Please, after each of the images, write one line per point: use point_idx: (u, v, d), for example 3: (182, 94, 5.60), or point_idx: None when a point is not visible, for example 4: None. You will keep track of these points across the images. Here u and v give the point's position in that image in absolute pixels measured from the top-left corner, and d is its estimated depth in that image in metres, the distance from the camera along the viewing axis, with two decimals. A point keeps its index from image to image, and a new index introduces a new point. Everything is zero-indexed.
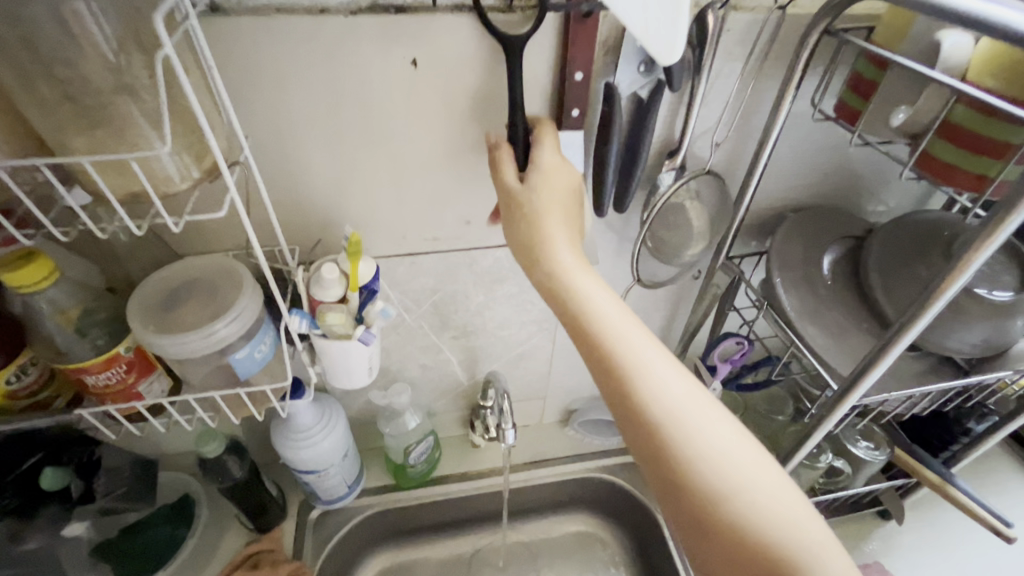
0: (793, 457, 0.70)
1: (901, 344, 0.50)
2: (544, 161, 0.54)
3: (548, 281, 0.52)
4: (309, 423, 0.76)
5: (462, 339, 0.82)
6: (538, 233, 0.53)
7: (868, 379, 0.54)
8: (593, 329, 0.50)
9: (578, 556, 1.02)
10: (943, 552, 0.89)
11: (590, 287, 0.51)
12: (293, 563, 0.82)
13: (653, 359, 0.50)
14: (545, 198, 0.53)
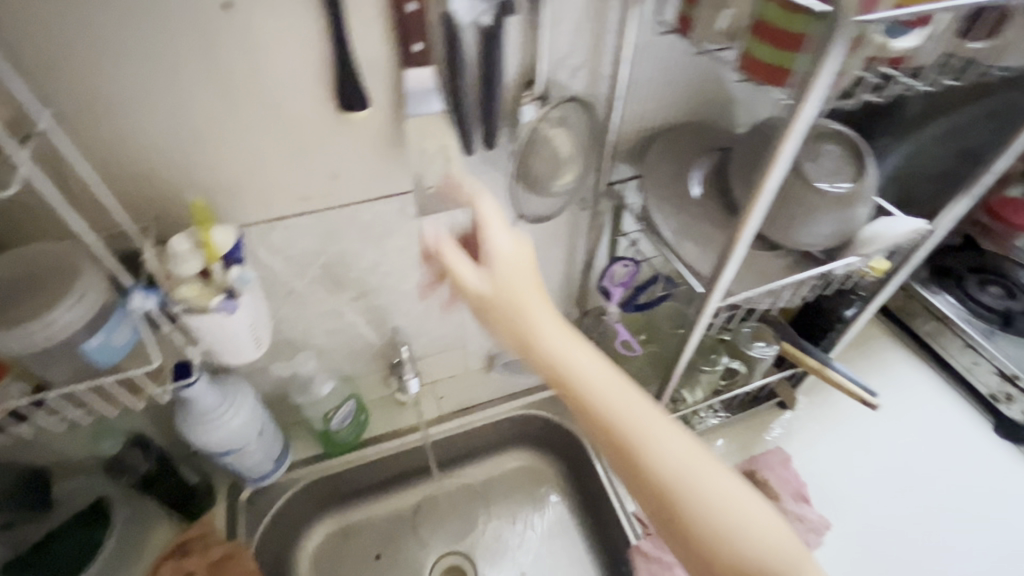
0: (684, 359, 0.76)
1: (751, 226, 0.55)
2: (499, 246, 0.56)
3: (546, 363, 0.52)
4: (214, 405, 0.74)
5: (362, 299, 0.81)
6: (522, 322, 0.53)
7: (730, 266, 0.59)
8: (598, 408, 0.50)
9: (518, 488, 1.06)
10: (833, 427, 1.00)
11: (580, 361, 0.51)
12: (227, 543, 0.82)
13: (653, 421, 0.49)
14: (515, 282, 0.54)
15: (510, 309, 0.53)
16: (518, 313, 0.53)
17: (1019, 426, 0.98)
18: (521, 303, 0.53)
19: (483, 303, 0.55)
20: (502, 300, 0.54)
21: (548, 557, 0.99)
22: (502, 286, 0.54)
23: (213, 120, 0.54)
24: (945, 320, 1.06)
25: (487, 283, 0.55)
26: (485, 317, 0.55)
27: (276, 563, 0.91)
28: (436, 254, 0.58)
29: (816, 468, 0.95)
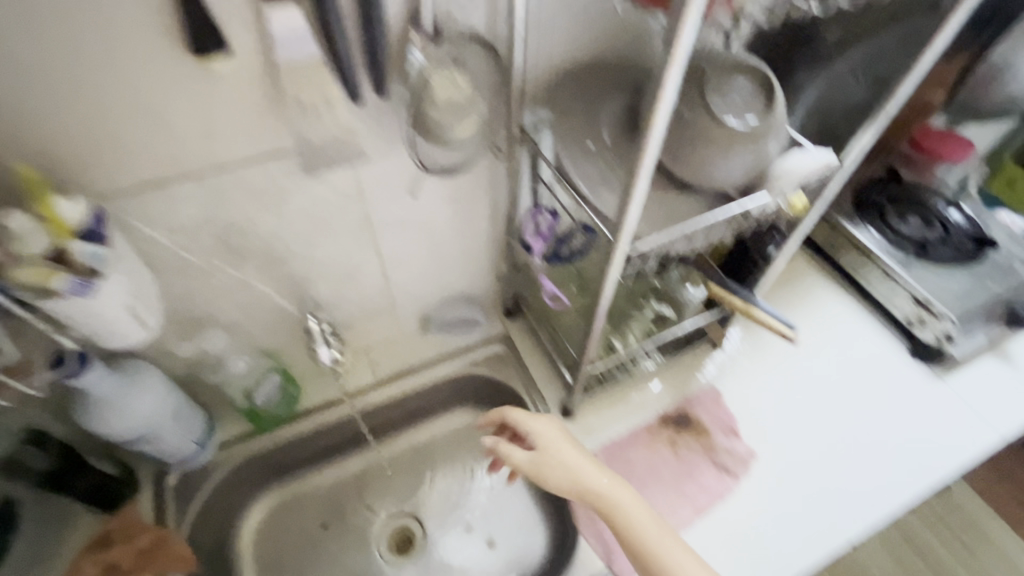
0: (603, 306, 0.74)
1: (647, 162, 0.53)
2: (538, 427, 0.77)
3: (591, 490, 0.72)
4: (114, 391, 0.69)
5: (270, 269, 0.76)
6: (573, 468, 0.73)
7: (633, 208, 0.57)
8: (606, 500, 0.71)
9: (463, 445, 1.06)
10: (760, 361, 1.04)
11: (618, 492, 0.71)
12: (153, 530, 0.79)
13: (673, 553, 0.67)
14: (554, 449, 0.75)
15: (559, 472, 0.73)
16: (562, 465, 0.74)
17: (930, 347, 1.04)
18: (562, 455, 0.74)
19: (547, 466, 0.74)
20: (550, 459, 0.74)
21: (496, 509, 1.00)
22: (548, 448, 0.75)
23: (51, 76, 0.48)
24: (867, 251, 1.09)
25: (531, 461, 0.75)
26: (550, 482, 0.74)
27: (215, 543, 0.90)
28: (492, 448, 0.78)
29: (745, 403, 0.99)
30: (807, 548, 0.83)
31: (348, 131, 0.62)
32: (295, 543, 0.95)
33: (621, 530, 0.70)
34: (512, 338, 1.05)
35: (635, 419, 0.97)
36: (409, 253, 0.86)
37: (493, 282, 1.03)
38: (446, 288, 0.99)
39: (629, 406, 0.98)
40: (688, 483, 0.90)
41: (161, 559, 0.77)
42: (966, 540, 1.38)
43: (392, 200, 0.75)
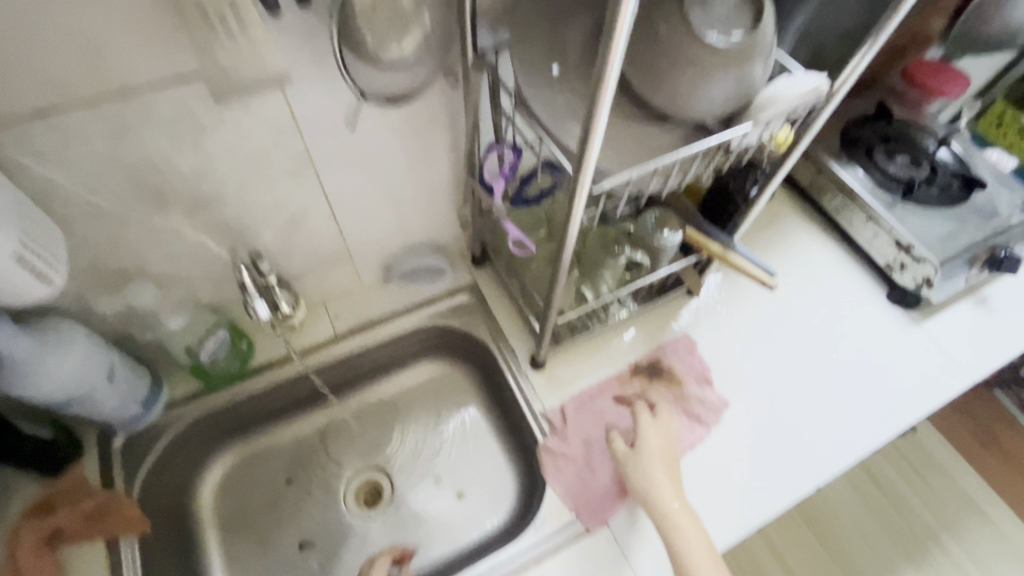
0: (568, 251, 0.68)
1: (610, 75, 0.46)
2: (646, 430, 0.83)
3: (659, 493, 0.76)
4: (29, 353, 0.62)
5: (201, 215, 0.68)
6: (650, 468, 0.78)
7: (596, 135, 0.51)
8: (661, 504, 0.75)
9: (432, 398, 1.03)
10: (737, 308, 1.01)
11: (676, 504, 0.75)
12: (100, 495, 0.75)
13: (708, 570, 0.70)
14: (648, 452, 0.80)
15: (640, 477, 0.78)
16: (641, 468, 0.79)
17: (909, 292, 1.01)
18: (652, 470, 0.78)
19: (631, 467, 0.80)
20: (639, 458, 0.80)
21: (466, 462, 0.98)
22: (646, 454, 0.80)
23: None
24: (851, 193, 1.04)
25: (626, 453, 0.81)
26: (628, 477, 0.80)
27: (171, 503, 0.86)
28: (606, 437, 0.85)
29: (719, 351, 0.96)
30: (776, 494, 0.83)
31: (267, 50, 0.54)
32: (259, 500, 0.93)
33: (673, 544, 0.72)
34: (480, 288, 0.99)
35: (607, 369, 0.94)
36: (361, 196, 0.79)
37: (458, 228, 0.97)
38: (407, 236, 0.92)
39: (601, 356, 0.95)
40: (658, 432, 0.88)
41: (110, 523, 0.74)
42: (929, 479, 1.42)
43: (333, 135, 0.67)
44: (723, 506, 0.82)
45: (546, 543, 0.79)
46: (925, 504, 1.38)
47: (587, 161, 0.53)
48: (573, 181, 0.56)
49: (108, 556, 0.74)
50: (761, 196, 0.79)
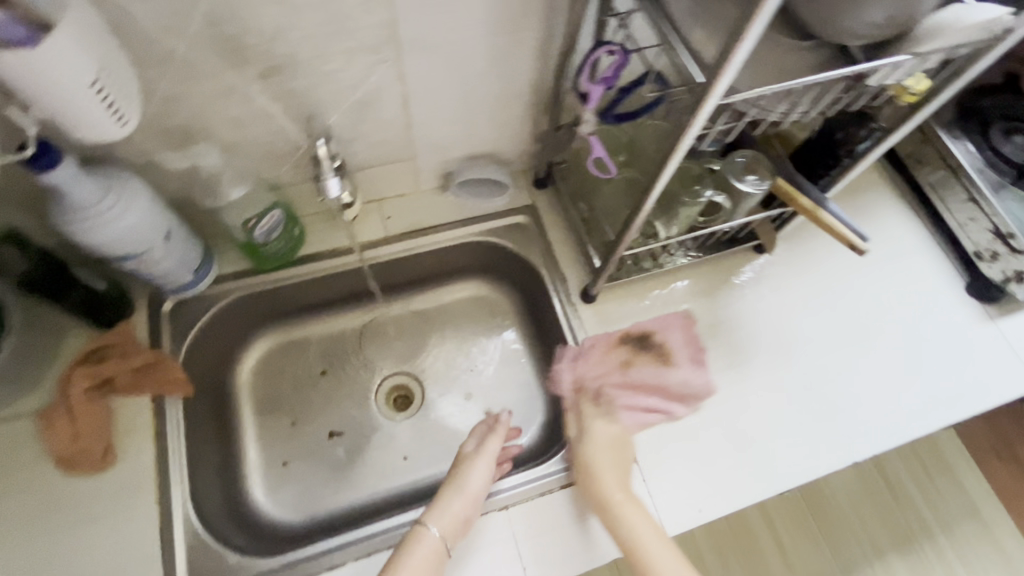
0: (658, 189, 0.64)
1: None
2: (593, 426, 0.81)
3: (603, 491, 0.74)
4: (91, 196, 0.61)
5: (273, 79, 0.63)
6: (592, 463, 0.76)
7: (732, 65, 0.45)
8: (608, 500, 0.73)
9: (471, 316, 1.02)
10: (804, 274, 0.95)
11: (621, 499, 0.73)
12: (147, 352, 0.77)
13: (663, 560, 0.69)
14: (590, 447, 0.78)
15: (584, 472, 0.76)
16: (586, 465, 0.76)
17: (992, 285, 0.94)
18: (595, 463, 0.76)
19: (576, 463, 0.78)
20: (581, 455, 0.77)
21: (497, 383, 0.98)
22: (588, 448, 0.77)
23: None
24: (957, 167, 0.95)
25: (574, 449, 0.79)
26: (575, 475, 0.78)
27: (213, 375, 0.88)
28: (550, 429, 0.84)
29: (774, 314, 0.91)
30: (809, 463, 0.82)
31: None
32: (292, 385, 0.94)
33: (624, 539, 0.70)
34: (537, 211, 0.95)
35: (658, 313, 0.90)
36: (437, 87, 0.73)
37: (526, 142, 0.90)
38: (473, 142, 0.87)
39: (652, 299, 0.91)
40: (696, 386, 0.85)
41: (157, 378, 0.76)
42: (941, 485, 1.39)
43: (424, 7, 0.61)
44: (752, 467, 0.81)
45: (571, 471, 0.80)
46: (930, 503, 1.37)
47: (711, 98, 0.47)
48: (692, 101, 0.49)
49: (154, 412, 0.76)
50: (870, 153, 0.72)
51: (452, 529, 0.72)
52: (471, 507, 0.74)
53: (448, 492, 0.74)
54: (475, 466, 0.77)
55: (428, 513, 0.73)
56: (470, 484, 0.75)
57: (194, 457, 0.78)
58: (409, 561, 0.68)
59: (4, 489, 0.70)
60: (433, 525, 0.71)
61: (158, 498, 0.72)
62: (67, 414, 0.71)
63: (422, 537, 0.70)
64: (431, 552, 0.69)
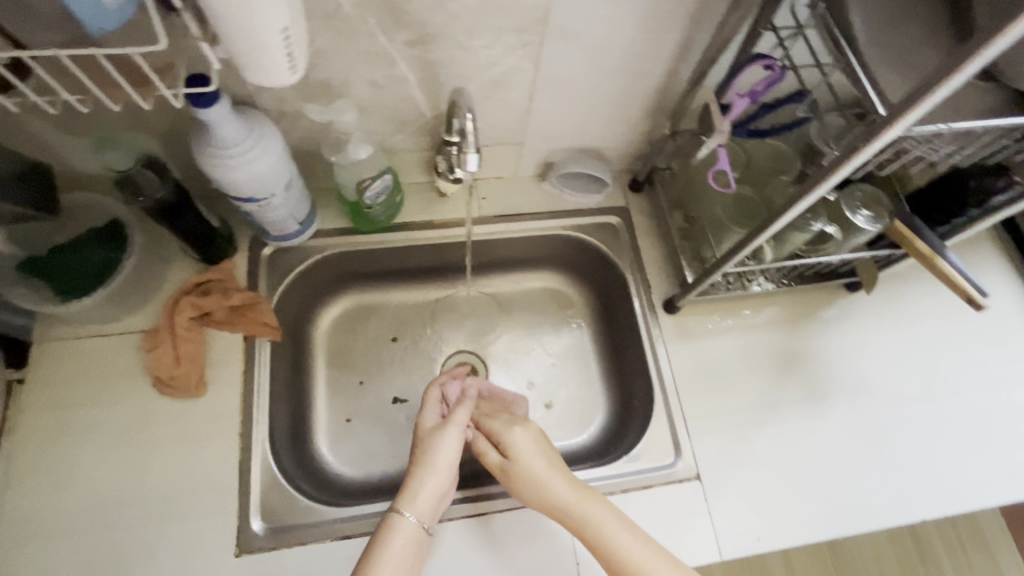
0: (786, 218, 0.62)
1: (991, 51, 0.38)
2: (516, 437, 0.71)
3: (556, 502, 0.66)
4: (233, 134, 0.63)
5: (421, 48, 0.65)
6: (533, 476, 0.67)
7: (920, 108, 0.42)
8: (564, 505, 0.66)
9: (543, 308, 1.01)
10: (898, 321, 0.91)
11: (576, 500, 0.66)
12: (246, 292, 0.79)
13: (645, 555, 0.62)
14: (525, 459, 0.69)
15: (529, 485, 0.67)
16: (529, 479, 0.68)
17: None
18: (534, 471, 0.68)
19: (512, 482, 0.69)
20: (518, 472, 0.68)
21: (560, 375, 0.96)
22: (518, 465, 0.68)
23: None
24: None
25: (505, 466, 0.70)
26: (518, 494, 0.69)
27: (297, 324, 0.90)
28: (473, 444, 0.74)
29: (861, 355, 0.88)
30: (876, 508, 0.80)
31: None
32: (364, 347, 0.94)
33: (591, 541, 0.64)
34: (630, 214, 0.94)
35: (740, 334, 0.88)
36: (567, 77, 0.73)
37: (633, 143, 0.90)
38: (583, 136, 0.86)
39: (736, 319, 0.89)
40: (769, 415, 0.84)
41: (252, 319, 0.79)
42: (977, 564, 1.32)
43: None
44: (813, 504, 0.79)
45: (638, 477, 0.80)
46: None
47: (886, 135, 0.45)
48: (860, 135, 0.48)
49: (245, 351, 0.79)
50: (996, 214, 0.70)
51: (429, 512, 0.66)
52: (442, 487, 0.67)
53: (417, 475, 0.67)
54: (442, 439, 0.69)
55: (401, 500, 0.66)
56: (438, 465, 0.67)
57: (274, 400, 0.81)
58: (389, 549, 0.62)
59: (106, 398, 0.74)
60: (408, 513, 0.64)
61: (240, 431, 0.75)
62: (170, 337, 0.75)
63: (398, 526, 0.64)
64: (411, 538, 0.64)
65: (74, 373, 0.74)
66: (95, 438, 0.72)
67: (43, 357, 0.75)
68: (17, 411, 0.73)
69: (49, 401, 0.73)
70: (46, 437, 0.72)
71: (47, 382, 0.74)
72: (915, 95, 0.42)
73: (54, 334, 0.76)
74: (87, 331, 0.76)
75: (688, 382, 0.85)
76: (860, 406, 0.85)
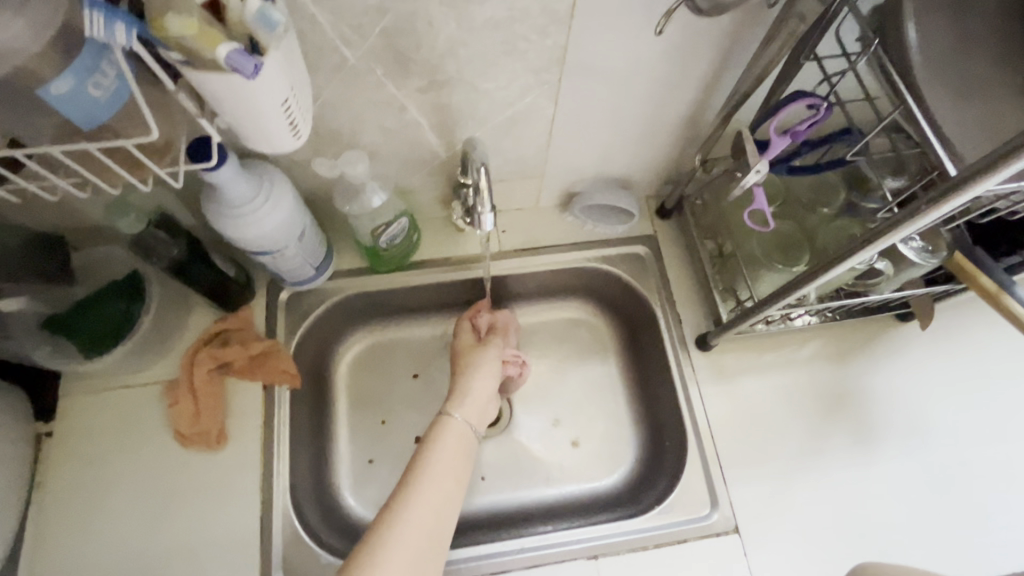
0: (842, 267, 0.57)
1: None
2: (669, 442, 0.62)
3: None
4: (245, 194, 0.61)
5: (432, 93, 0.61)
6: None
7: (1002, 174, 0.39)
8: None
9: (566, 340, 0.94)
10: (955, 355, 0.83)
11: None
12: (266, 340, 0.78)
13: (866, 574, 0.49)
14: None
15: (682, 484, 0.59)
16: None
17: None
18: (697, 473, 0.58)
19: None
20: None
21: (589, 411, 0.89)
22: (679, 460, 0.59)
23: None
24: None
25: None
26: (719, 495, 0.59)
27: (318, 366, 0.87)
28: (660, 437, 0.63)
29: (914, 392, 0.82)
30: (914, 494, 0.77)
31: None
32: (385, 386, 0.90)
33: None
34: (658, 243, 0.88)
35: (780, 372, 0.83)
36: (591, 110, 0.68)
37: (660, 170, 0.84)
38: (606, 166, 0.81)
39: (775, 354, 0.83)
40: (815, 461, 0.78)
41: (271, 368, 0.77)
42: None
43: (603, 33, 0.57)
44: (844, 501, 0.76)
45: (671, 531, 0.75)
46: None
47: (960, 198, 0.42)
48: (922, 202, 0.44)
49: (264, 400, 0.77)
50: None
51: (474, 415, 0.72)
52: (487, 391, 0.75)
53: (466, 374, 0.76)
54: (480, 353, 0.78)
55: (450, 404, 0.73)
56: (482, 368, 0.77)
57: (297, 449, 0.79)
58: (440, 448, 0.68)
59: (131, 452, 0.74)
60: (457, 415, 0.71)
61: (262, 483, 0.74)
62: (189, 394, 0.75)
63: (450, 427, 0.70)
64: (460, 439, 0.69)
65: (101, 426, 0.75)
66: (120, 495, 0.72)
67: (70, 411, 0.75)
68: (46, 467, 0.73)
69: (74, 458, 0.74)
70: (73, 495, 0.72)
71: (74, 437, 0.75)
72: (992, 162, 0.38)
73: (79, 389, 0.76)
74: (111, 384, 0.77)
75: (725, 428, 0.80)
76: (908, 436, 0.79)
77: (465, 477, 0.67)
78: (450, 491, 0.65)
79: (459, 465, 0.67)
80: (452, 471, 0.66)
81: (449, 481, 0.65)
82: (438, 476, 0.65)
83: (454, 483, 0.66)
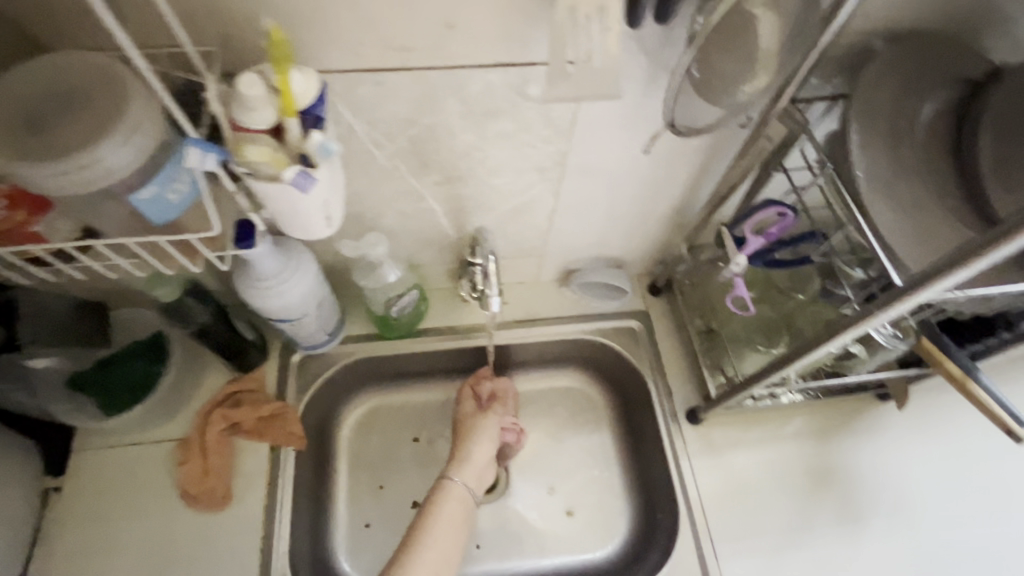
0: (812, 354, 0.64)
1: (1002, 249, 0.41)
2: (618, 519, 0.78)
3: None
4: (275, 269, 0.67)
5: (448, 186, 0.69)
6: None
7: (936, 287, 0.46)
8: None
9: (563, 408, 0.97)
10: (933, 435, 0.87)
11: None
12: (276, 402, 0.82)
13: None
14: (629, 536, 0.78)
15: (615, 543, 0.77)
16: None
17: None
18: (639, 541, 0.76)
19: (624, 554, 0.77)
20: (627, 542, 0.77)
21: (582, 480, 0.92)
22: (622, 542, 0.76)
23: None
24: None
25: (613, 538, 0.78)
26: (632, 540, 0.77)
27: (322, 427, 0.90)
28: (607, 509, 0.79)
29: (896, 470, 0.85)
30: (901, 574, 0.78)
31: (611, 61, 0.52)
32: (385, 449, 0.92)
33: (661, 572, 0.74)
34: (650, 318, 0.94)
35: (766, 446, 0.86)
36: (588, 202, 0.76)
37: (652, 251, 0.91)
38: (601, 247, 0.89)
39: (762, 429, 0.87)
40: (804, 537, 0.80)
41: (280, 430, 0.80)
42: None
43: (601, 142, 0.65)
44: None
45: None
46: None
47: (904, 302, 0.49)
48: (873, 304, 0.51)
49: (270, 460, 0.80)
50: None
51: (473, 481, 0.76)
52: (486, 457, 0.79)
53: (468, 439, 0.80)
54: (481, 420, 0.82)
55: (450, 468, 0.76)
56: (483, 435, 0.80)
57: (298, 512, 0.81)
58: (440, 511, 0.71)
59: (134, 512, 0.76)
60: (458, 478, 0.75)
61: (261, 546, 0.75)
62: (199, 453, 0.78)
63: (450, 492, 0.73)
64: (458, 504, 0.72)
65: (109, 483, 0.77)
66: (119, 555, 0.73)
67: (81, 466, 0.78)
68: (50, 522, 0.75)
69: (77, 515, 0.75)
70: (72, 554, 0.73)
71: (81, 494, 0.77)
72: (930, 276, 0.45)
73: (91, 445, 0.79)
74: (122, 441, 0.79)
75: (715, 501, 0.82)
76: (892, 515, 0.82)
77: (462, 542, 0.70)
78: (448, 555, 0.68)
79: (457, 530, 0.70)
80: (450, 538, 0.69)
81: (448, 545, 0.68)
82: (438, 541, 0.68)
83: (452, 547, 0.68)
